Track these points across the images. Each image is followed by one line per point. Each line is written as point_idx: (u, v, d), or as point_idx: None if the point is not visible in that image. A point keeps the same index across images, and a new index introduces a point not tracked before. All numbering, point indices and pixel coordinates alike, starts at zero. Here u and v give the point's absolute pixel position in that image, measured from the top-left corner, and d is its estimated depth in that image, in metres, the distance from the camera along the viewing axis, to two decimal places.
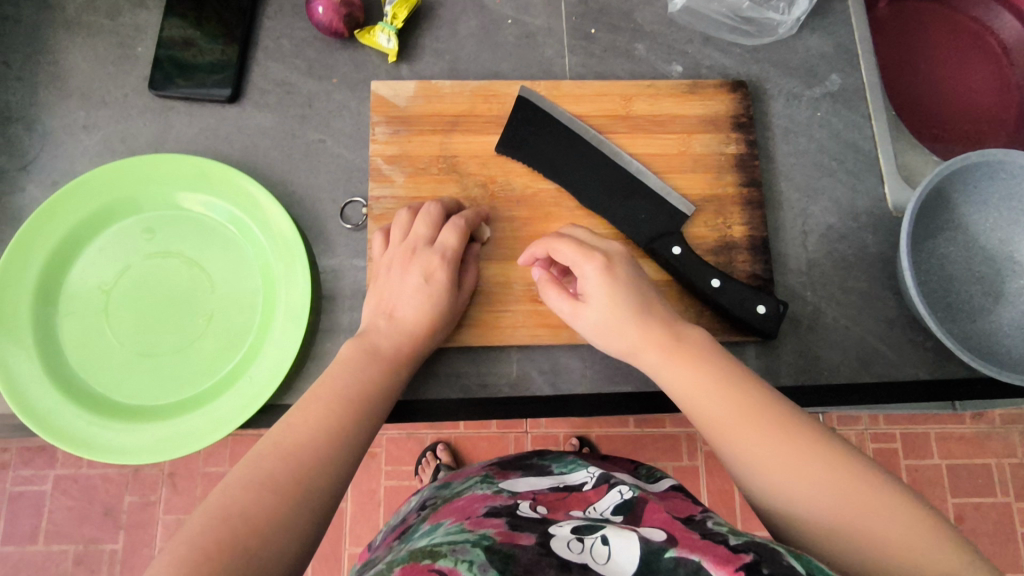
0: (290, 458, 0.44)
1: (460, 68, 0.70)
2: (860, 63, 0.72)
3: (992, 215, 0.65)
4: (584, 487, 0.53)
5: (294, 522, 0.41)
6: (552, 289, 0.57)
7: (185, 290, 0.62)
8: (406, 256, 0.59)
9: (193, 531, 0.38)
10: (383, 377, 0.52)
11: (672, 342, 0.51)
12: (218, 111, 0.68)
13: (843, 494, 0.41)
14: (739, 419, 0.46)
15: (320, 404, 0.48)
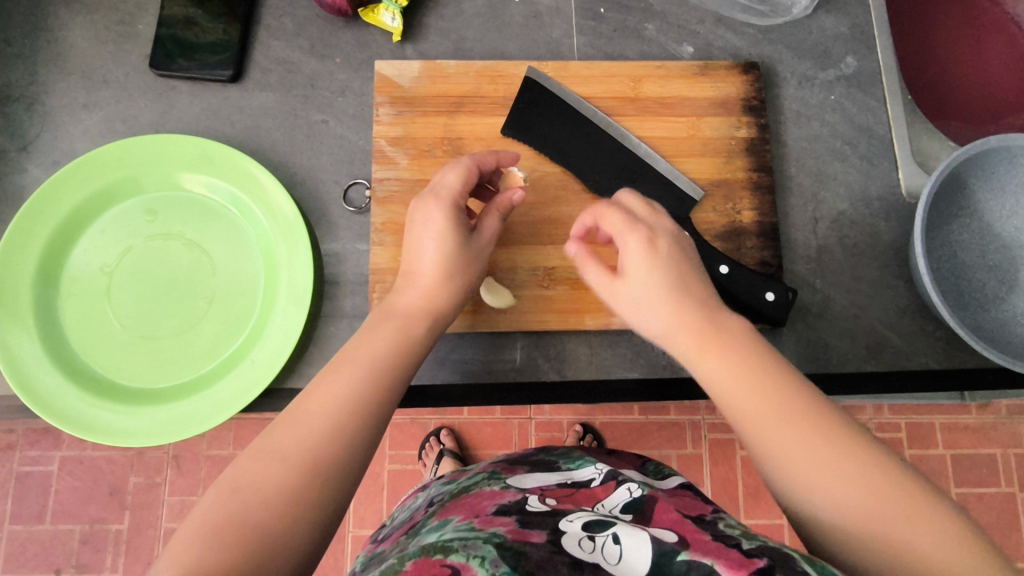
0: (305, 429, 0.42)
1: (465, 49, 0.69)
2: (877, 45, 0.70)
3: (1009, 201, 0.64)
4: (593, 483, 0.53)
5: (309, 499, 0.39)
6: (586, 263, 0.52)
7: (187, 273, 0.62)
8: (421, 203, 0.54)
9: (207, 509, 0.37)
10: (408, 344, 0.49)
11: (706, 330, 0.46)
12: (219, 91, 0.67)
13: (889, 510, 0.37)
14: (777, 415, 0.41)
15: (340, 373, 0.45)
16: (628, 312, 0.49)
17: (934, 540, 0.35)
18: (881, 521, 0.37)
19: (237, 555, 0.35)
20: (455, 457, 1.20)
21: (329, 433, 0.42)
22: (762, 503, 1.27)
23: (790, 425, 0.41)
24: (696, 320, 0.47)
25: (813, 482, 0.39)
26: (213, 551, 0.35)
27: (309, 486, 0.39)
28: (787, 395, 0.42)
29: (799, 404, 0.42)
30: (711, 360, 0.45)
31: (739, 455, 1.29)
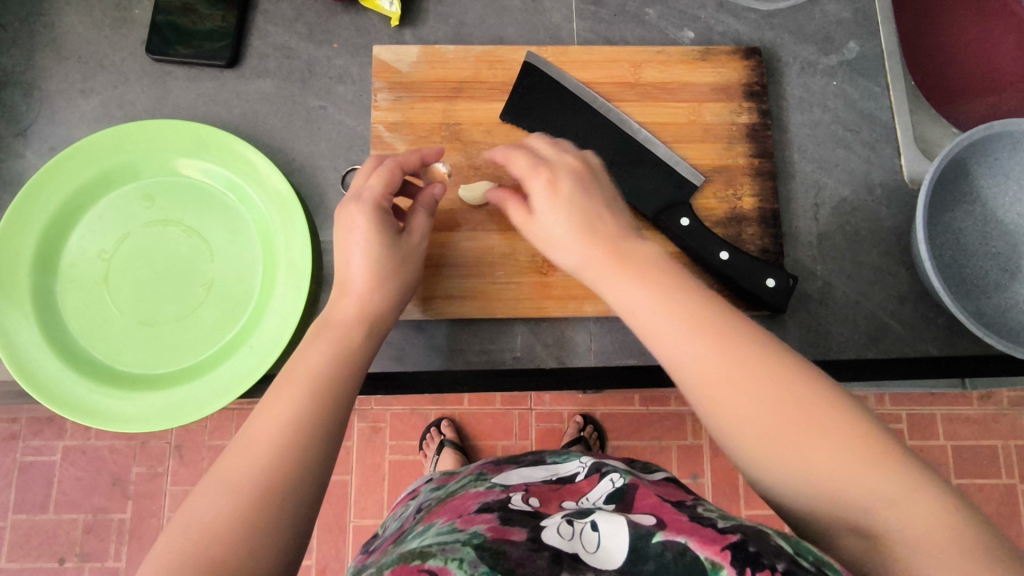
0: (251, 457, 0.40)
1: (464, 34, 0.68)
2: (880, 30, 0.70)
3: (1012, 188, 0.63)
4: (577, 478, 0.53)
5: (268, 524, 0.38)
6: (508, 203, 0.53)
7: (185, 259, 0.62)
8: (351, 204, 0.54)
9: (161, 550, 0.36)
10: (355, 352, 0.48)
11: (626, 262, 0.46)
12: (217, 77, 0.66)
13: (796, 423, 0.38)
14: (703, 343, 0.41)
15: (285, 390, 0.44)
16: (549, 249, 0.50)
17: (833, 446, 0.37)
18: (789, 433, 0.38)
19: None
20: (455, 447, 1.20)
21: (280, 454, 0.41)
22: None
23: (713, 347, 0.41)
24: (596, 244, 0.47)
25: (727, 404, 0.40)
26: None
27: (267, 512, 0.38)
28: (711, 322, 0.42)
29: (723, 332, 0.42)
30: (637, 289, 0.44)
31: None
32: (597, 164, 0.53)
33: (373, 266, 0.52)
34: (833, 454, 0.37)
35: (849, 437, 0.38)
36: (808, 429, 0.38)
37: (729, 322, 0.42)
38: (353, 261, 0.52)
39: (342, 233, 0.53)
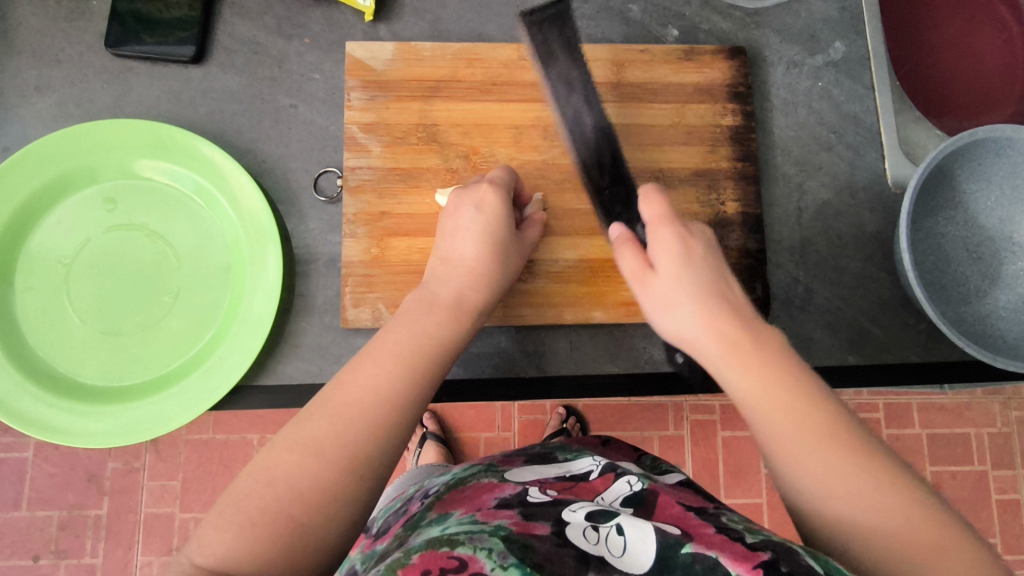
0: (338, 422, 0.40)
1: (441, 29, 0.66)
2: (867, 30, 0.68)
3: (994, 193, 0.63)
4: (591, 476, 0.52)
5: (348, 498, 0.38)
6: (624, 250, 0.52)
7: (150, 266, 0.59)
8: (455, 192, 0.55)
9: (238, 500, 0.37)
10: (444, 332, 0.47)
11: (751, 347, 0.44)
12: (181, 73, 0.63)
13: (877, 495, 0.37)
14: (782, 413, 0.40)
15: (371, 359, 0.43)
16: (659, 311, 0.49)
17: (909, 519, 0.36)
18: (869, 501, 0.37)
19: (276, 551, 0.36)
20: (438, 439, 1.20)
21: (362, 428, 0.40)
22: (742, 482, 1.29)
23: (794, 415, 0.40)
24: (718, 319, 0.46)
25: (810, 467, 0.38)
26: (250, 542, 0.36)
27: (342, 482, 0.38)
28: (809, 391, 0.42)
29: (813, 412, 0.40)
30: (744, 369, 0.43)
31: (721, 435, 1.30)
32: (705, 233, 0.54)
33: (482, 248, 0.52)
34: (910, 527, 0.36)
35: (928, 521, 0.36)
36: (889, 497, 0.37)
37: (817, 395, 0.41)
38: (464, 236, 0.52)
39: (447, 218, 0.54)
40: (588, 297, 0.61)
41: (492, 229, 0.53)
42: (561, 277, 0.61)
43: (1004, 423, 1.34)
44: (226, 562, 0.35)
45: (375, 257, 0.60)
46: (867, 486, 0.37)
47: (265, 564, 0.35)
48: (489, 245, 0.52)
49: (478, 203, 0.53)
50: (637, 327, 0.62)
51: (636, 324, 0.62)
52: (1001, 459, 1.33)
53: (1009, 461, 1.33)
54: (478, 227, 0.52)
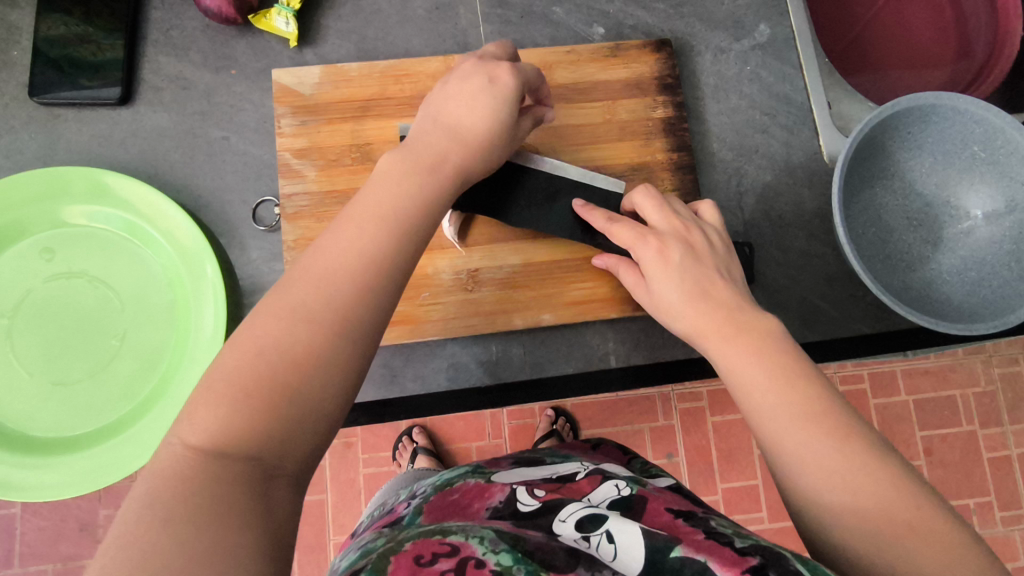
0: (323, 287, 0.36)
1: (368, 48, 0.66)
2: (788, 11, 0.69)
3: (927, 160, 0.64)
4: (577, 477, 0.52)
5: (342, 373, 0.34)
6: (620, 268, 0.55)
7: (94, 312, 0.59)
8: (469, 62, 0.50)
9: (226, 374, 0.33)
10: (423, 203, 0.42)
11: (739, 335, 0.45)
12: (110, 115, 0.63)
13: (857, 476, 0.37)
14: (767, 396, 0.42)
15: (353, 224, 0.39)
16: (658, 313, 0.51)
17: (881, 500, 0.36)
18: (847, 482, 0.37)
19: (273, 426, 0.32)
20: (429, 453, 1.15)
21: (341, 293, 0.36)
22: (736, 465, 1.29)
23: (775, 398, 0.41)
24: (701, 314, 0.48)
25: (788, 444, 0.40)
26: (243, 422, 0.31)
27: (334, 357, 0.34)
28: (792, 377, 0.42)
29: (798, 394, 0.41)
30: (731, 357, 0.45)
31: (710, 421, 1.30)
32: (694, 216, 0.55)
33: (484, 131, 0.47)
34: (884, 509, 0.36)
35: (906, 504, 0.36)
36: (862, 481, 0.37)
37: (805, 380, 0.42)
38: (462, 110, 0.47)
39: (450, 83, 0.48)
40: (537, 300, 0.61)
41: (496, 106, 0.47)
42: (506, 283, 0.61)
43: (988, 381, 1.35)
44: (221, 438, 0.31)
45: None
46: (840, 468, 0.38)
47: (256, 440, 0.31)
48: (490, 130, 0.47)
49: (492, 74, 0.48)
50: (590, 327, 0.63)
51: (589, 323, 0.62)
52: (988, 417, 1.34)
53: (996, 418, 1.34)
54: (483, 98, 0.47)
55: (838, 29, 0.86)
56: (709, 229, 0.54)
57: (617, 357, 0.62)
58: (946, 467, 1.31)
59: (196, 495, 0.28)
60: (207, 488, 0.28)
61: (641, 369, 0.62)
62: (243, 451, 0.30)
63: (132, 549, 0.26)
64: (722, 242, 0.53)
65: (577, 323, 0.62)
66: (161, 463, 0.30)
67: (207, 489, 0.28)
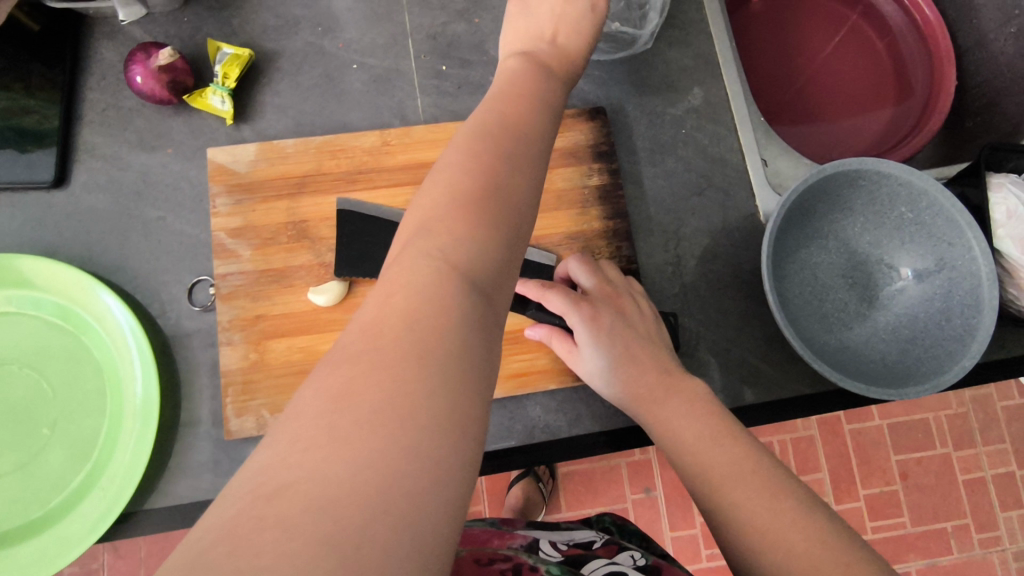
0: (481, 141, 0.38)
1: (306, 122, 0.66)
2: (720, 75, 0.71)
3: (858, 219, 0.66)
4: (595, 545, 0.60)
5: (518, 199, 0.37)
6: (554, 339, 0.58)
7: (24, 400, 0.58)
8: None
9: (426, 211, 0.35)
10: (543, 89, 0.46)
11: (670, 400, 0.52)
12: (43, 198, 0.63)
13: (785, 522, 0.41)
14: (710, 456, 0.47)
15: (482, 110, 0.42)
16: (592, 381, 0.56)
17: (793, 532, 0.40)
18: (776, 530, 0.41)
19: (483, 244, 0.34)
20: None
21: (452, 204, 0.35)
22: None
23: (714, 455, 0.47)
24: (633, 380, 0.54)
25: (728, 500, 0.44)
26: (465, 238, 0.33)
27: (505, 185, 0.37)
28: (730, 438, 0.48)
29: (734, 451, 0.47)
30: (676, 424, 0.51)
31: None
32: (625, 279, 0.60)
33: (574, 33, 0.52)
34: (808, 553, 0.39)
35: (830, 548, 0.39)
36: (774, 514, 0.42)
37: (738, 440, 0.48)
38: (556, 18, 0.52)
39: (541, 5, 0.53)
40: None
41: (586, 28, 0.53)
42: None
43: (959, 403, 1.36)
44: (452, 249, 0.33)
45: (255, 361, 0.59)
46: (771, 517, 0.42)
47: (479, 249, 0.33)
48: (586, 40, 0.53)
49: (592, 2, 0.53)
50: (532, 397, 0.62)
51: (530, 394, 0.62)
52: (961, 439, 1.35)
53: (969, 439, 1.35)
54: (579, 19, 0.53)
55: (787, 74, 0.88)
56: (638, 296, 0.59)
57: (561, 427, 0.62)
58: (922, 491, 1.32)
59: (429, 328, 0.28)
60: (450, 296, 0.30)
61: (581, 440, 0.62)
62: (462, 265, 0.32)
63: (343, 444, 0.24)
64: (648, 303, 0.59)
65: (518, 394, 0.62)
66: (409, 283, 0.31)
67: (440, 302, 0.30)
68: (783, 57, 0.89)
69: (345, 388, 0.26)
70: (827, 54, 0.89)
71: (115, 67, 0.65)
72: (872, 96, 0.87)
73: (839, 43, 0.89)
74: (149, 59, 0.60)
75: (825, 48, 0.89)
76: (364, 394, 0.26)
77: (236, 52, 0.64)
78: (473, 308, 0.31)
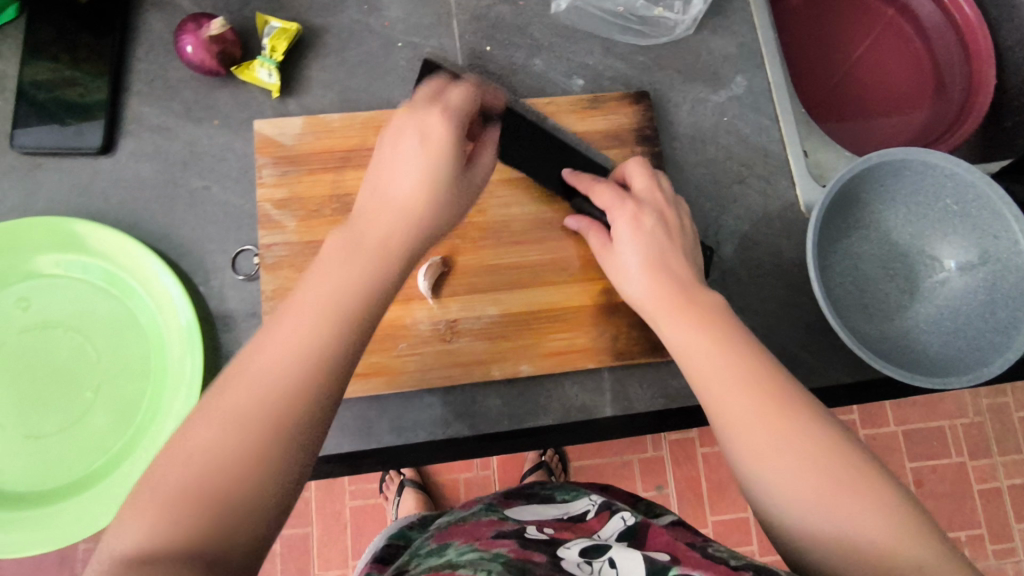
0: (330, 308, 0.40)
1: (350, 98, 0.67)
2: (764, 64, 0.71)
3: (901, 210, 0.65)
4: (588, 516, 0.55)
5: (324, 380, 0.38)
6: (590, 232, 0.59)
7: (68, 362, 0.58)
8: (407, 114, 0.49)
9: (229, 388, 0.37)
10: (406, 232, 0.46)
11: (691, 304, 0.50)
12: (90, 165, 0.63)
13: (812, 470, 0.40)
14: (726, 393, 0.44)
15: (329, 258, 0.43)
16: (620, 279, 0.55)
17: (833, 495, 0.39)
18: (804, 478, 0.40)
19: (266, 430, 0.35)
20: (416, 486, 1.14)
21: (267, 383, 0.36)
22: (726, 498, 1.27)
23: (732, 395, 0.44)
24: (661, 284, 0.52)
25: (748, 446, 0.42)
26: (230, 437, 0.34)
27: (319, 384, 0.37)
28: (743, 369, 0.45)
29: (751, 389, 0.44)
30: (689, 357, 0.47)
31: (700, 453, 1.29)
32: (677, 197, 0.58)
33: (425, 189, 0.47)
34: (839, 502, 0.39)
35: (858, 491, 0.39)
36: (794, 449, 0.41)
37: (752, 369, 0.45)
38: (404, 169, 0.47)
39: (386, 156, 0.48)
40: (518, 352, 0.61)
41: (435, 166, 0.47)
42: (485, 333, 0.61)
43: (976, 412, 1.35)
44: (220, 450, 0.34)
45: None
46: (797, 464, 0.40)
47: (246, 451, 0.34)
48: (430, 185, 0.47)
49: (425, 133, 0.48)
50: (569, 376, 0.62)
51: (568, 373, 0.62)
52: (977, 448, 1.34)
53: (985, 449, 1.34)
54: (420, 159, 0.47)
55: (821, 72, 0.88)
56: (684, 216, 0.57)
57: (598, 407, 0.62)
58: (936, 499, 1.31)
59: (193, 501, 0.32)
60: (197, 501, 0.32)
61: (613, 421, 0.62)
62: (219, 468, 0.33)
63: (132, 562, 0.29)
64: (693, 226, 0.57)
65: (555, 373, 0.62)
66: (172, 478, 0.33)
67: (210, 496, 0.33)
68: (817, 54, 0.89)
69: (143, 550, 0.30)
70: (863, 51, 0.88)
71: (164, 38, 0.66)
72: (908, 93, 0.86)
73: (876, 39, 0.88)
74: (200, 29, 0.61)
75: (861, 46, 0.88)
76: (149, 550, 0.30)
77: (284, 26, 0.64)
78: (252, 478, 0.34)
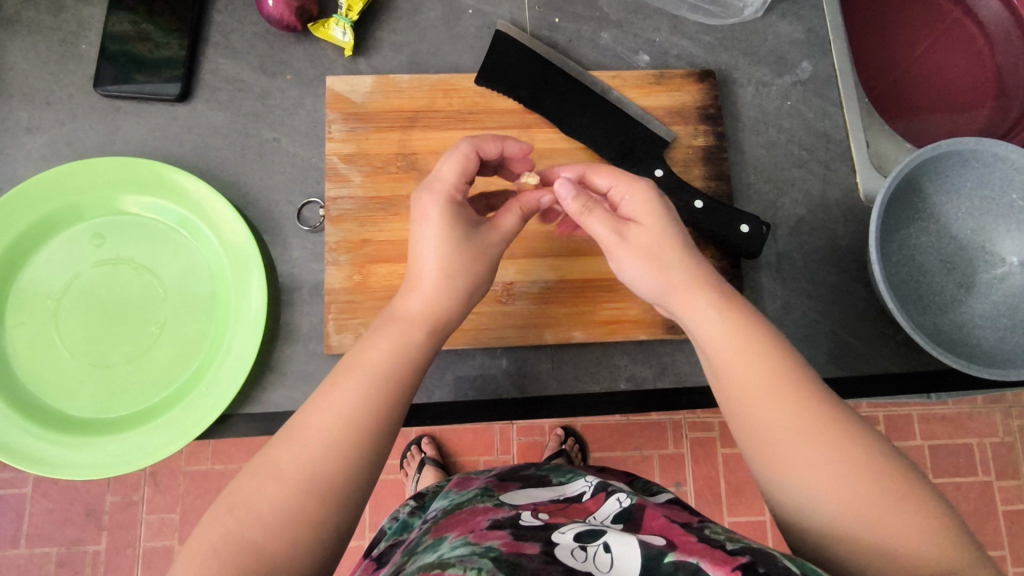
0: (373, 394, 0.44)
1: (419, 61, 0.68)
2: (831, 49, 0.70)
3: (963, 204, 0.65)
4: (584, 497, 0.51)
5: (373, 451, 0.42)
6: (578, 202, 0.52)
7: (138, 297, 0.60)
8: (436, 205, 0.52)
9: (273, 460, 0.40)
10: (443, 310, 0.50)
11: (707, 286, 0.48)
12: (167, 111, 0.65)
13: (840, 477, 0.38)
14: (759, 395, 0.42)
15: (384, 331, 0.48)
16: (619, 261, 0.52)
17: (855, 498, 0.37)
18: (829, 482, 0.38)
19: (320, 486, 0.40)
20: (436, 464, 1.16)
21: (320, 444, 0.41)
22: (744, 500, 1.27)
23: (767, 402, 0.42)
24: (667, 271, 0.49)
25: (776, 450, 0.40)
26: (278, 496, 0.39)
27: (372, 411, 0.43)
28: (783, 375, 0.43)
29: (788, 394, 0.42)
30: (726, 351, 0.45)
31: (722, 453, 1.28)
32: None
33: (448, 266, 0.51)
34: (867, 511, 0.37)
35: (888, 498, 0.37)
36: (811, 447, 0.39)
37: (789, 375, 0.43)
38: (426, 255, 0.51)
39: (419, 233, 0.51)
40: (571, 318, 0.62)
41: (461, 258, 0.51)
42: (540, 296, 0.62)
43: (1007, 432, 1.33)
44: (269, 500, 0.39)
45: (357, 283, 0.61)
46: (823, 472, 0.38)
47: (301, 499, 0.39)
48: (460, 274, 0.51)
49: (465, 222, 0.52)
50: (619, 346, 0.63)
51: (618, 342, 0.62)
52: (1005, 469, 1.31)
53: (1013, 470, 1.31)
54: (444, 241, 0.51)
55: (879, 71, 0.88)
56: None
57: (646, 378, 0.62)
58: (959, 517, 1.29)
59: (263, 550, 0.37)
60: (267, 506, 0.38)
61: (663, 393, 0.62)
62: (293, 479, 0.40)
63: None
64: None
65: (606, 341, 0.62)
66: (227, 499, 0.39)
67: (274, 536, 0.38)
68: (876, 51, 0.88)
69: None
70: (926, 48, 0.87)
71: None
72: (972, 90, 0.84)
73: (939, 37, 0.87)
74: None
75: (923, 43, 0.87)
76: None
77: None
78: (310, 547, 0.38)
